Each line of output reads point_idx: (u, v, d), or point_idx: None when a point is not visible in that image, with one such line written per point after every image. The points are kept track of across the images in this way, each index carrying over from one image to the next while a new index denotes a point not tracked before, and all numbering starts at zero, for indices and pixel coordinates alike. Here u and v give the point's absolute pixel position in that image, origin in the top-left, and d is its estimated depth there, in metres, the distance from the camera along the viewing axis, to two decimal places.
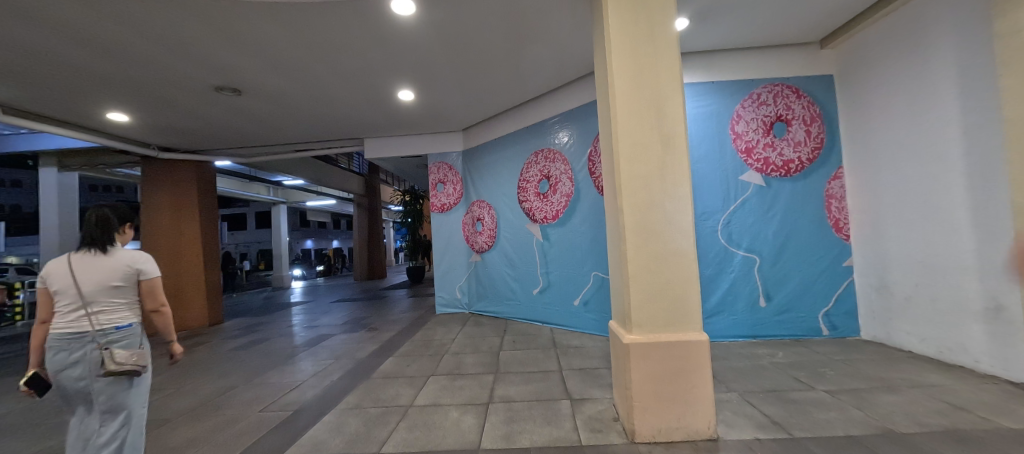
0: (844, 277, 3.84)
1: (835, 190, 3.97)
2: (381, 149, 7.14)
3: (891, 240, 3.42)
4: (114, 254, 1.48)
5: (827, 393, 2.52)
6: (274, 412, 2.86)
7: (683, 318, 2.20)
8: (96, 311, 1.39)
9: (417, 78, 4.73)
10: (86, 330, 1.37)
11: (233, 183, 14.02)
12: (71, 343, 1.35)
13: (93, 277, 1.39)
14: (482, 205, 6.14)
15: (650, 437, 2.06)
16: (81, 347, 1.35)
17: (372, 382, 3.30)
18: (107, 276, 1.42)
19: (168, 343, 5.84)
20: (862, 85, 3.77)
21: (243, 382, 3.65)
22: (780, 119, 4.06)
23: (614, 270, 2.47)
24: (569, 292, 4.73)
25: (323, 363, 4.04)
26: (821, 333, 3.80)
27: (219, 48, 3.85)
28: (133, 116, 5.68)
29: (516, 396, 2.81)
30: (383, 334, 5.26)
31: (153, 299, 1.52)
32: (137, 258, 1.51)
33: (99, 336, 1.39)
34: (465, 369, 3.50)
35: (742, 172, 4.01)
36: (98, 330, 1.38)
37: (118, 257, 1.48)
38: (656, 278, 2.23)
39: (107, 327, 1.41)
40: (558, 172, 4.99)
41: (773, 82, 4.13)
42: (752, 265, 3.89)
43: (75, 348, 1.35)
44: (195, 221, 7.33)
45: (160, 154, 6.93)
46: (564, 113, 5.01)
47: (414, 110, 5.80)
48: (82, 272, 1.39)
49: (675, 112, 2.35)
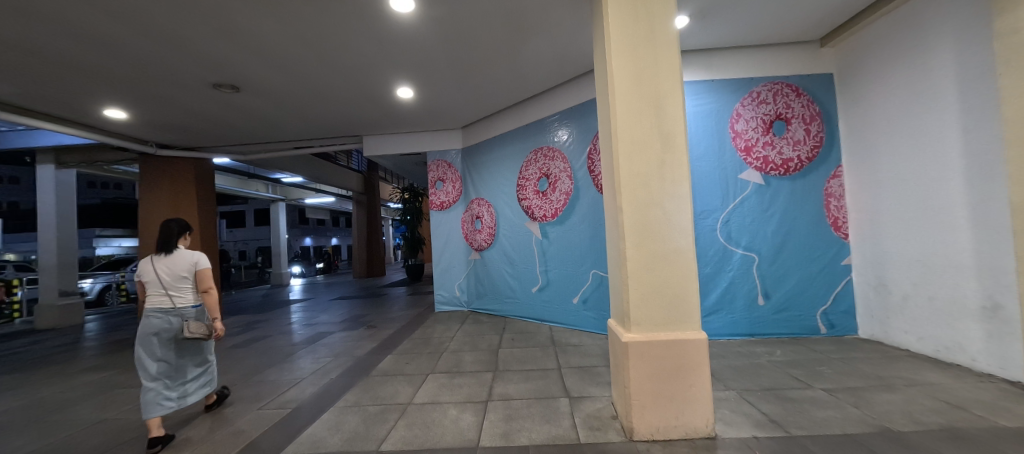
0: (842, 276, 3.85)
1: (835, 189, 3.97)
2: (380, 146, 7.11)
3: (890, 239, 3.42)
4: (177, 256, 2.47)
5: (825, 391, 2.53)
6: (273, 410, 2.87)
7: (681, 318, 2.20)
8: (174, 293, 2.42)
9: (415, 76, 4.72)
10: (170, 307, 2.41)
11: (232, 180, 13.97)
12: (161, 315, 2.38)
13: (170, 272, 2.41)
14: (481, 203, 6.13)
15: (648, 435, 2.07)
16: (166, 317, 2.39)
17: (371, 380, 3.31)
18: (178, 269, 2.44)
19: None
20: (862, 84, 3.76)
21: (242, 380, 3.66)
22: (779, 117, 4.05)
23: (613, 269, 2.47)
24: (568, 291, 4.73)
25: (321, 361, 4.04)
26: (819, 331, 3.80)
27: (216, 45, 3.82)
28: (130, 113, 5.64)
29: (515, 394, 2.82)
30: (382, 332, 5.26)
31: (204, 283, 2.50)
32: (193, 258, 2.49)
33: (176, 311, 2.42)
34: (464, 367, 3.50)
35: (741, 170, 4.01)
36: (176, 307, 2.43)
37: (184, 256, 2.49)
38: (655, 277, 2.23)
39: (180, 306, 2.44)
40: (557, 170, 4.97)
41: (772, 81, 4.12)
42: (750, 264, 3.89)
43: (162, 318, 2.38)
44: (193, 219, 7.29)
45: (158, 151, 6.92)
46: (564, 111, 4.99)
47: (413, 108, 5.78)
48: (165, 267, 2.41)
49: (674, 110, 2.34)
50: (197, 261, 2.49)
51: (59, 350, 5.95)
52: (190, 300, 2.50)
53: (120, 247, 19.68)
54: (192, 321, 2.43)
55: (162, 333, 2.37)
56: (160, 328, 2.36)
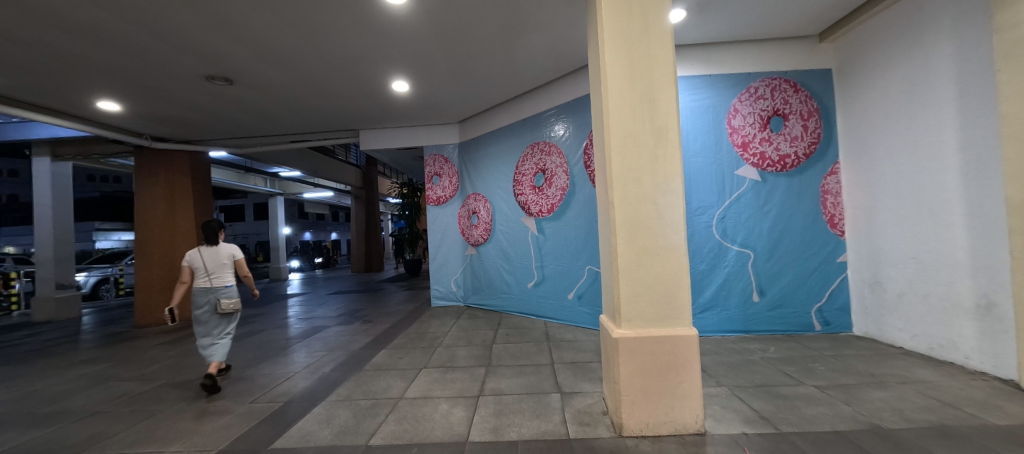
0: (839, 273, 3.82)
1: (831, 185, 3.93)
2: (377, 140, 7.04)
3: (886, 237, 3.39)
4: (218, 249, 3.49)
5: (816, 388, 2.53)
6: (265, 403, 2.87)
7: (673, 313, 2.18)
8: (216, 277, 3.43)
9: (411, 69, 4.66)
10: (212, 287, 3.41)
11: (229, 174, 13.90)
12: (206, 293, 3.38)
13: (213, 261, 3.43)
14: (477, 198, 6.10)
15: (638, 431, 2.06)
16: (210, 295, 3.40)
17: (364, 374, 3.31)
18: (220, 259, 3.47)
19: (162, 334, 5.82)
20: (861, 79, 3.71)
21: (236, 373, 3.66)
22: (776, 113, 4.01)
23: (605, 265, 2.44)
24: (563, 287, 4.71)
25: (316, 355, 4.04)
26: (814, 328, 3.79)
27: (207, 37, 3.76)
28: (123, 106, 5.59)
29: (507, 389, 2.81)
30: (377, 327, 5.26)
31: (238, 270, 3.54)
32: (229, 252, 3.52)
33: (217, 290, 3.43)
34: (457, 362, 3.50)
35: (738, 166, 3.97)
36: (216, 287, 3.43)
37: (223, 249, 3.52)
38: (647, 272, 2.20)
39: (220, 286, 3.45)
40: (554, 165, 4.94)
41: (770, 76, 4.07)
42: (746, 261, 3.87)
43: (207, 295, 3.39)
44: (189, 214, 7.21)
45: (154, 145, 6.89)
46: (561, 105, 4.94)
47: (408, 102, 5.72)
48: (209, 257, 3.43)
49: (667, 104, 2.30)
50: (233, 253, 3.53)
51: (55, 343, 5.95)
52: (225, 282, 3.52)
53: (118, 241, 19.66)
54: (229, 297, 3.46)
55: (208, 305, 3.38)
56: (207, 302, 3.38)
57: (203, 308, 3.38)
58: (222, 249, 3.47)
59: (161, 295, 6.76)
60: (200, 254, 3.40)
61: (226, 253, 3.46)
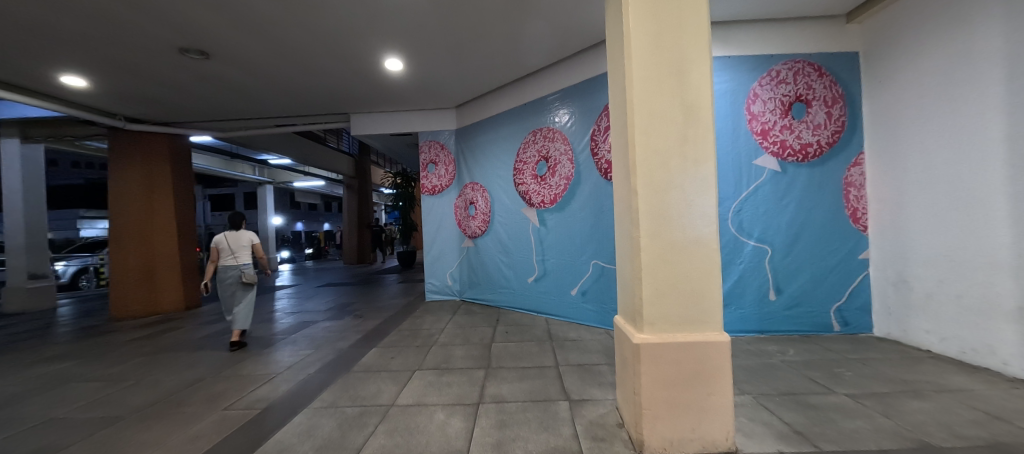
0: (860, 271, 3.61)
1: (855, 178, 3.67)
2: (368, 125, 6.62)
3: (916, 233, 3.17)
4: (240, 234, 4.51)
5: (848, 398, 2.32)
6: (240, 409, 2.57)
7: (701, 317, 1.92)
8: (238, 256, 4.44)
9: (405, 46, 4.28)
10: (236, 264, 4.40)
11: (215, 161, 13.30)
12: (230, 269, 4.37)
13: (236, 243, 4.44)
14: (475, 188, 5.77)
15: (661, 449, 1.82)
16: (234, 270, 4.39)
17: (352, 377, 3.03)
18: (242, 242, 4.49)
19: (138, 328, 5.45)
20: (890, 63, 3.44)
21: (213, 373, 3.36)
22: (799, 99, 3.71)
23: (622, 262, 2.18)
24: (566, 283, 4.45)
25: (302, 353, 3.75)
26: (832, 329, 3.59)
27: (173, 3, 3.34)
28: (89, 82, 5.08)
29: (509, 396, 2.55)
30: (368, 322, 4.97)
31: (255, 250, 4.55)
32: (249, 236, 4.56)
33: (238, 267, 4.43)
34: (453, 363, 3.24)
35: (756, 156, 3.70)
36: (239, 264, 4.42)
37: (244, 235, 4.54)
38: (673, 271, 1.93)
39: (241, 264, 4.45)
40: (557, 153, 4.62)
41: (793, 59, 3.77)
42: (762, 257, 3.64)
43: (231, 271, 4.37)
44: (167, 200, 6.59)
45: (128, 126, 6.31)
46: (565, 89, 4.62)
47: (403, 83, 5.32)
48: (233, 240, 4.44)
49: (699, 78, 1.99)
50: (251, 237, 4.55)
51: (21, 337, 5.54)
52: (244, 261, 4.51)
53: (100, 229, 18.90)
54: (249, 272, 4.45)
55: (232, 278, 4.37)
56: (231, 275, 4.36)
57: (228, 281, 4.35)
58: (241, 235, 4.42)
59: (135, 288, 6.18)
60: (225, 238, 4.39)
61: (244, 238, 4.38)
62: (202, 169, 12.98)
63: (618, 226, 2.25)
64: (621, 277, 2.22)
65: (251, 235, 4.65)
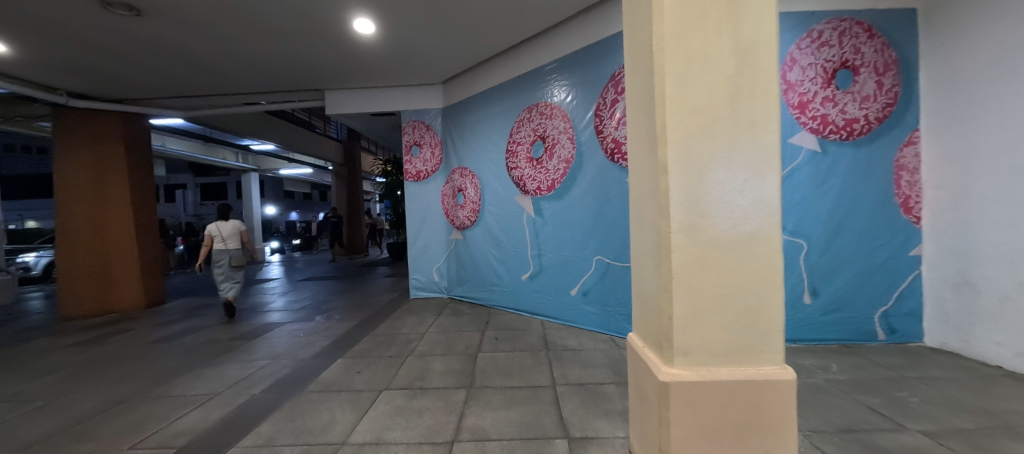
0: (910, 269, 3.08)
1: (907, 160, 3.10)
2: (343, 102, 5.82)
3: (987, 225, 2.61)
4: (230, 224, 5.22)
5: (927, 437, 1.80)
6: (150, 449, 2.00)
7: (755, 344, 1.36)
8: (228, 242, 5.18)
9: (377, 3, 3.57)
10: (227, 248, 5.16)
11: (193, 147, 12.42)
12: (223, 252, 5.13)
13: (227, 230, 5.17)
14: (464, 173, 5.14)
15: None
16: (226, 254, 5.15)
17: (304, 400, 2.48)
18: (230, 230, 5.20)
19: (84, 329, 4.84)
20: (957, 19, 2.82)
21: (142, 390, 2.77)
22: (844, 65, 3.09)
23: (642, 264, 1.62)
24: (564, 282, 3.89)
25: (256, 363, 3.18)
26: (875, 337, 3.08)
27: None
28: (11, 47, 4.19)
29: (492, 432, 1.99)
30: (341, 324, 4.39)
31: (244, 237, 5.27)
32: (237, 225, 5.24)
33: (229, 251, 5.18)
34: (429, 381, 2.68)
35: (792, 133, 3.11)
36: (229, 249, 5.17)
37: (232, 224, 5.24)
38: (717, 279, 1.36)
39: (232, 248, 5.21)
40: (556, 131, 3.99)
41: (839, 16, 3.11)
42: (796, 253, 3.10)
43: (224, 254, 5.14)
44: (122, 186, 5.83)
45: (71, 102, 5.38)
46: (565, 57, 3.98)
47: (379, 52, 4.60)
48: (223, 229, 5.16)
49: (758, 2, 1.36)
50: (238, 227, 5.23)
51: None
52: (234, 247, 5.26)
53: None
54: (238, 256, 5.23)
55: (224, 260, 5.14)
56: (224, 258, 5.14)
57: (221, 262, 5.12)
58: (229, 224, 5.06)
59: (88, 285, 5.54)
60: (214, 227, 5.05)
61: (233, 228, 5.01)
62: (178, 155, 12.11)
63: (636, 215, 1.68)
64: (639, 283, 1.66)
65: (239, 224, 5.33)
